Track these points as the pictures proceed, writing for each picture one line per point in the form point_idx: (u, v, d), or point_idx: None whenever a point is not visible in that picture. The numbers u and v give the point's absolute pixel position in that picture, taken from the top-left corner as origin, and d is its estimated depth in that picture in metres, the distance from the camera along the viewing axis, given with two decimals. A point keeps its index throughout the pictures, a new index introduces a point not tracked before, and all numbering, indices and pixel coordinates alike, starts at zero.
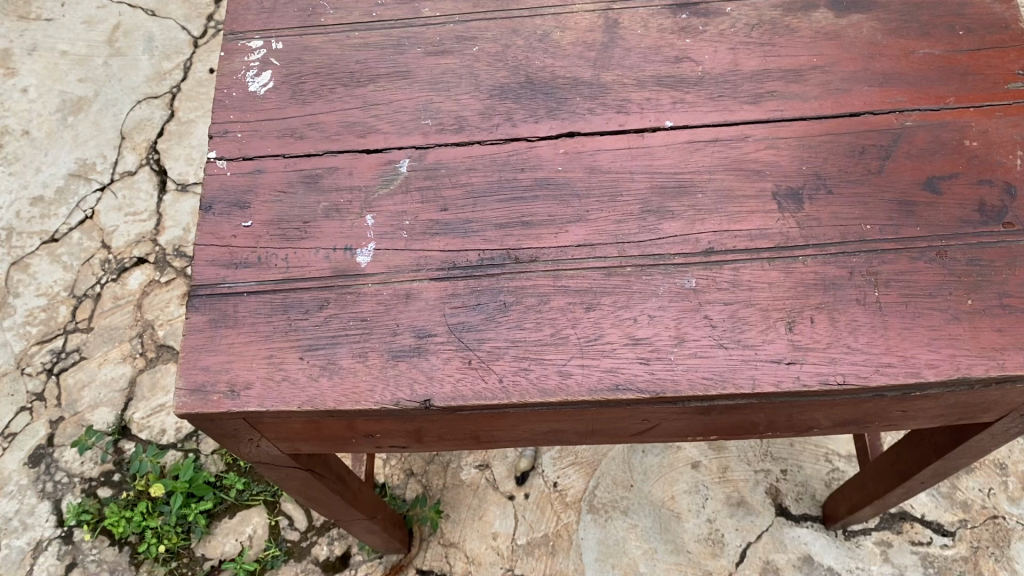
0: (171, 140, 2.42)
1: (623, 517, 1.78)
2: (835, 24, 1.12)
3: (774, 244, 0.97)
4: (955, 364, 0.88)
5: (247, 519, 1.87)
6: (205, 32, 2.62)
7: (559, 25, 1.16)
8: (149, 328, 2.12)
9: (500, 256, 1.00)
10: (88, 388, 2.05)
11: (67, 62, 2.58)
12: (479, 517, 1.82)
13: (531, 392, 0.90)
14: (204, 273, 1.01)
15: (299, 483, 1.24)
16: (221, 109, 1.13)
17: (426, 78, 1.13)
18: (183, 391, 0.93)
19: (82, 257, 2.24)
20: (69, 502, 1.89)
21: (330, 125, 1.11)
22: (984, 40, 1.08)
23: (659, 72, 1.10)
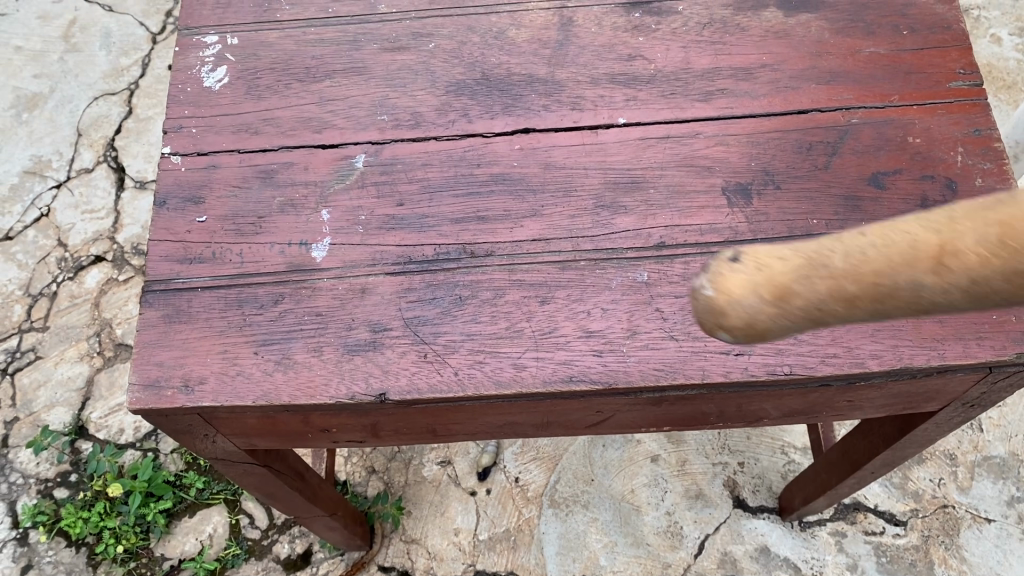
0: (129, 138, 2.40)
1: (583, 511, 1.80)
2: (785, 23, 1.14)
3: (725, 238, 0.99)
4: (897, 354, 0.90)
5: (207, 518, 1.85)
6: (164, 29, 2.59)
7: (514, 23, 1.17)
8: (107, 327, 2.10)
9: (456, 250, 1.01)
10: (44, 388, 2.02)
11: (22, 57, 2.54)
12: (441, 513, 1.83)
13: (486, 385, 0.91)
14: (158, 268, 1.01)
15: (258, 479, 1.24)
16: (175, 105, 1.13)
17: (382, 74, 1.14)
18: (137, 387, 0.92)
19: (38, 256, 2.21)
20: (24, 504, 1.87)
21: (286, 121, 1.11)
22: (928, 40, 1.11)
23: (612, 69, 1.12)
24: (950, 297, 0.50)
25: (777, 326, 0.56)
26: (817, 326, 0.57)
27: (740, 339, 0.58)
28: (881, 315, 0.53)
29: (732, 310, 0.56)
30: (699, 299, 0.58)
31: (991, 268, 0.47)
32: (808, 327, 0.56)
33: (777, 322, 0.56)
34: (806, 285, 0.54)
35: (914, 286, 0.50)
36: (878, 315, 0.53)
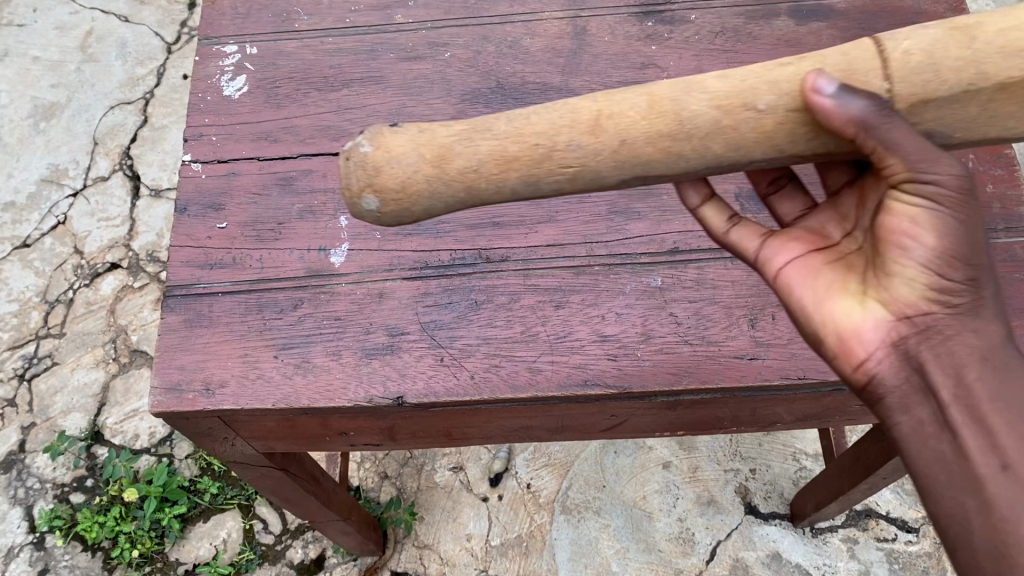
0: (145, 146, 2.42)
1: (595, 518, 1.80)
2: (797, 31, 1.15)
3: None
4: None
5: (222, 523, 1.87)
6: (179, 39, 2.62)
7: (529, 32, 1.19)
8: (123, 333, 2.12)
9: (472, 255, 1.02)
10: (60, 394, 2.04)
11: (40, 67, 2.57)
12: (453, 518, 1.84)
13: (502, 388, 0.92)
14: (179, 274, 1.03)
15: (275, 482, 1.26)
16: (196, 114, 1.15)
17: (398, 83, 1.15)
18: (159, 390, 0.94)
19: (55, 263, 2.24)
20: (41, 508, 1.89)
21: (304, 129, 1.12)
22: None
23: (626, 78, 1.13)
24: (597, 159, 0.70)
25: (429, 186, 0.73)
26: (453, 205, 0.75)
27: (392, 199, 0.74)
28: (518, 187, 0.72)
29: (388, 167, 0.73)
30: (355, 158, 0.74)
31: (635, 131, 0.69)
32: (454, 197, 0.74)
33: (429, 185, 0.73)
34: (464, 146, 0.72)
35: (567, 146, 0.70)
36: (526, 182, 0.72)
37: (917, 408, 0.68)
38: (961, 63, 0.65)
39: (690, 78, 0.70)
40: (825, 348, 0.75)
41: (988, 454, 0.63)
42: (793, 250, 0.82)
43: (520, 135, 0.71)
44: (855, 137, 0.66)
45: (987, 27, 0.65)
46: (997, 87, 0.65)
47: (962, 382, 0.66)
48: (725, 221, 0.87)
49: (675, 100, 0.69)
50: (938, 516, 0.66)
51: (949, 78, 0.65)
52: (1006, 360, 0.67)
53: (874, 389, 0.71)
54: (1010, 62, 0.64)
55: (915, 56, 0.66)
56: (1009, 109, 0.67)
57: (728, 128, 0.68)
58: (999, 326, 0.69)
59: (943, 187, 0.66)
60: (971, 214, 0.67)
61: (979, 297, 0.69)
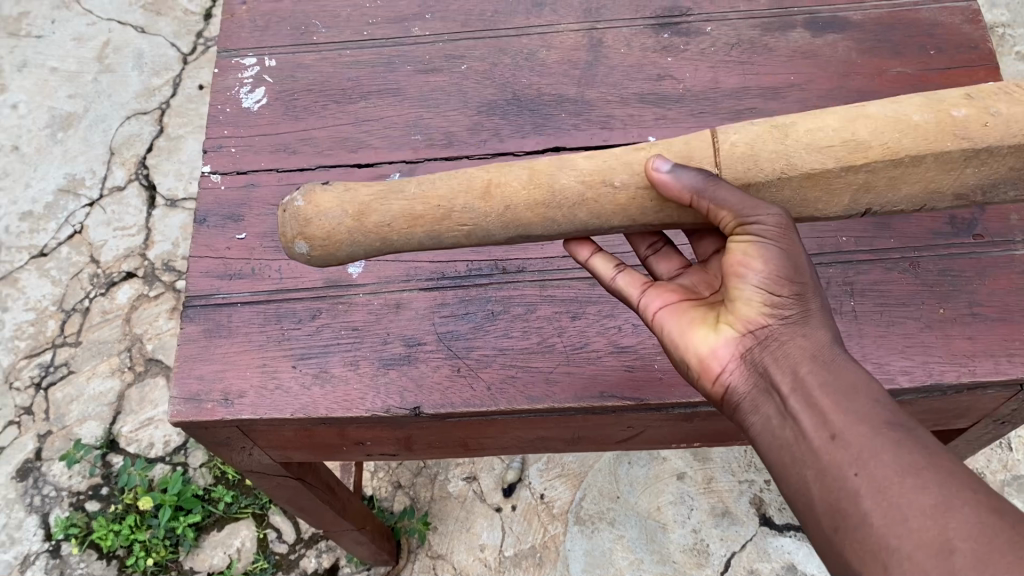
0: (161, 156, 2.44)
1: (609, 528, 1.80)
2: (812, 43, 1.15)
3: None
4: (927, 370, 0.91)
5: (236, 532, 1.87)
6: (195, 49, 2.64)
7: (545, 44, 1.19)
8: (138, 342, 2.13)
9: (488, 266, 1.02)
10: (77, 403, 2.05)
11: (57, 78, 2.59)
12: (467, 529, 1.84)
13: (519, 399, 0.93)
14: (198, 284, 1.04)
15: (291, 492, 1.26)
16: (215, 125, 1.16)
17: (415, 95, 1.16)
18: (178, 400, 0.95)
19: (71, 272, 2.25)
20: (57, 516, 1.90)
21: (322, 141, 1.13)
22: (954, 60, 1.12)
23: (642, 89, 1.14)
24: (489, 222, 0.84)
25: (350, 237, 0.84)
26: (372, 253, 0.86)
27: (319, 245, 0.85)
28: (425, 240, 0.85)
29: (317, 219, 0.84)
30: (290, 210, 0.86)
31: (521, 201, 0.83)
32: (370, 246, 0.85)
33: (353, 237, 0.84)
34: (381, 205, 0.84)
35: (465, 208, 0.83)
36: (430, 237, 0.84)
37: (765, 407, 0.76)
38: (774, 155, 0.81)
39: (565, 158, 0.85)
40: (692, 373, 0.84)
41: (820, 429, 0.70)
42: (666, 296, 0.88)
43: (430, 198, 0.83)
44: (693, 203, 0.79)
45: (797, 128, 0.80)
46: (803, 176, 0.81)
47: (796, 376, 0.74)
48: (613, 269, 0.91)
49: (552, 175, 0.83)
50: (791, 496, 0.72)
51: (766, 167, 0.81)
52: (836, 356, 0.75)
53: (734, 399, 0.80)
54: (814, 156, 0.80)
55: (739, 147, 0.82)
56: (816, 195, 0.82)
57: (591, 200, 0.82)
58: (830, 331, 0.78)
59: (765, 227, 0.78)
60: (791, 242, 0.79)
61: (811, 306, 0.78)
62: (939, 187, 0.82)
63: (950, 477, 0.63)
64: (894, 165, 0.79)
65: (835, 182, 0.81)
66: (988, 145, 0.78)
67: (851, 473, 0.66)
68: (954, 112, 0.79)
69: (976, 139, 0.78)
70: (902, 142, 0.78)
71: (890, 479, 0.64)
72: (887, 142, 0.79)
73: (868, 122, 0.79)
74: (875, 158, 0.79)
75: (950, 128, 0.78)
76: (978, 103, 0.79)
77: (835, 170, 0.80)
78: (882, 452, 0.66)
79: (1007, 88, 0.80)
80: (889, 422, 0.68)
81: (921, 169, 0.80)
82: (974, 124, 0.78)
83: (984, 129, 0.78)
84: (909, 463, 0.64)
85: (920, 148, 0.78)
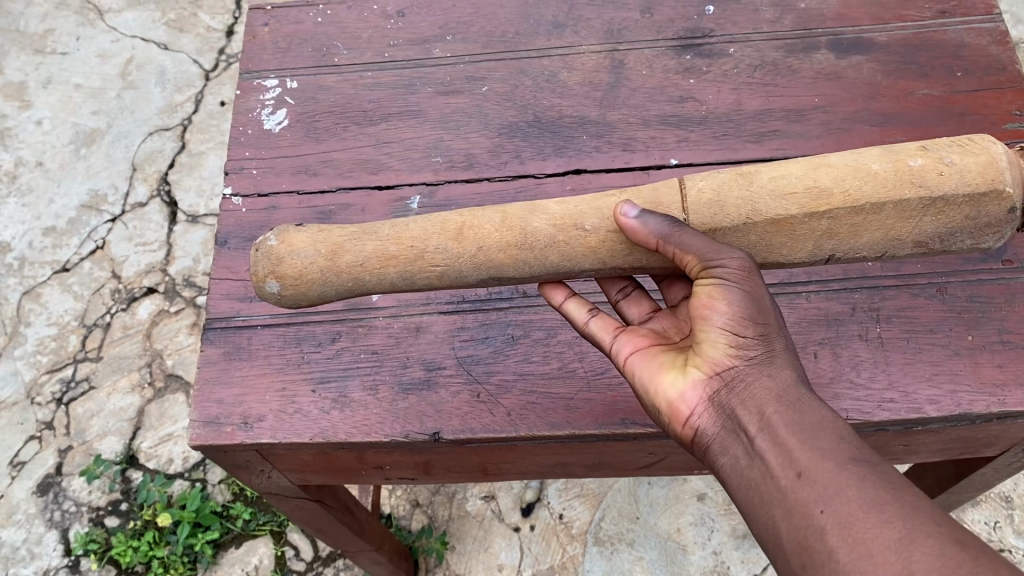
0: (182, 172, 2.46)
1: (628, 550, 1.78)
2: (836, 65, 1.14)
3: (780, 279, 1.00)
4: (955, 399, 0.89)
5: (253, 549, 1.87)
6: (217, 66, 2.66)
7: (566, 66, 1.19)
8: (158, 358, 2.14)
9: (509, 290, 1.02)
10: (97, 418, 2.05)
11: (81, 95, 2.61)
12: (485, 548, 1.83)
13: (539, 425, 0.92)
14: (219, 307, 1.04)
15: (308, 513, 1.26)
16: (237, 147, 1.17)
17: (436, 117, 1.16)
18: (197, 423, 0.94)
19: (93, 287, 2.26)
20: (77, 531, 1.90)
21: (343, 163, 1.13)
22: (982, 82, 1.11)
23: (664, 111, 1.13)
24: (461, 263, 0.83)
25: (322, 277, 0.84)
26: (343, 294, 0.86)
27: (290, 284, 0.84)
28: (395, 281, 0.84)
29: (289, 258, 0.84)
30: (263, 249, 0.85)
31: (493, 241, 0.83)
32: (343, 287, 0.85)
33: (324, 277, 0.84)
34: (354, 244, 0.84)
35: (436, 249, 0.83)
36: (402, 277, 0.84)
37: (732, 449, 0.75)
38: (739, 201, 0.83)
39: (536, 203, 0.85)
40: (662, 417, 0.82)
41: (787, 468, 0.69)
42: (638, 341, 0.87)
43: (402, 239, 0.83)
44: (659, 249, 0.79)
45: (762, 176, 0.83)
46: (769, 222, 0.83)
47: (762, 417, 0.73)
48: (586, 313, 0.89)
49: (524, 218, 0.83)
50: (763, 537, 0.71)
51: (732, 212, 0.83)
52: (802, 396, 0.74)
53: (703, 442, 0.78)
54: (779, 202, 0.82)
55: (707, 193, 0.84)
56: (782, 242, 0.84)
57: (562, 243, 0.82)
58: (796, 370, 0.77)
59: (729, 271, 0.78)
60: (756, 283, 0.78)
61: (776, 347, 0.77)
62: (902, 235, 0.83)
63: (915, 512, 0.61)
64: (854, 212, 0.81)
65: (800, 228, 0.83)
66: (945, 193, 0.80)
67: (817, 512, 0.65)
68: (911, 162, 0.81)
69: (932, 187, 0.80)
70: (862, 189, 0.80)
71: (855, 515, 0.63)
72: (848, 189, 0.81)
73: (830, 170, 0.82)
74: (837, 205, 0.81)
75: (906, 177, 0.80)
76: (933, 154, 0.81)
77: (798, 216, 0.82)
78: (848, 489, 0.65)
79: (961, 141, 0.83)
80: (853, 459, 0.67)
81: (882, 217, 0.81)
82: (930, 172, 0.80)
83: (940, 178, 0.80)
84: (873, 499, 0.63)
85: (880, 196, 0.80)
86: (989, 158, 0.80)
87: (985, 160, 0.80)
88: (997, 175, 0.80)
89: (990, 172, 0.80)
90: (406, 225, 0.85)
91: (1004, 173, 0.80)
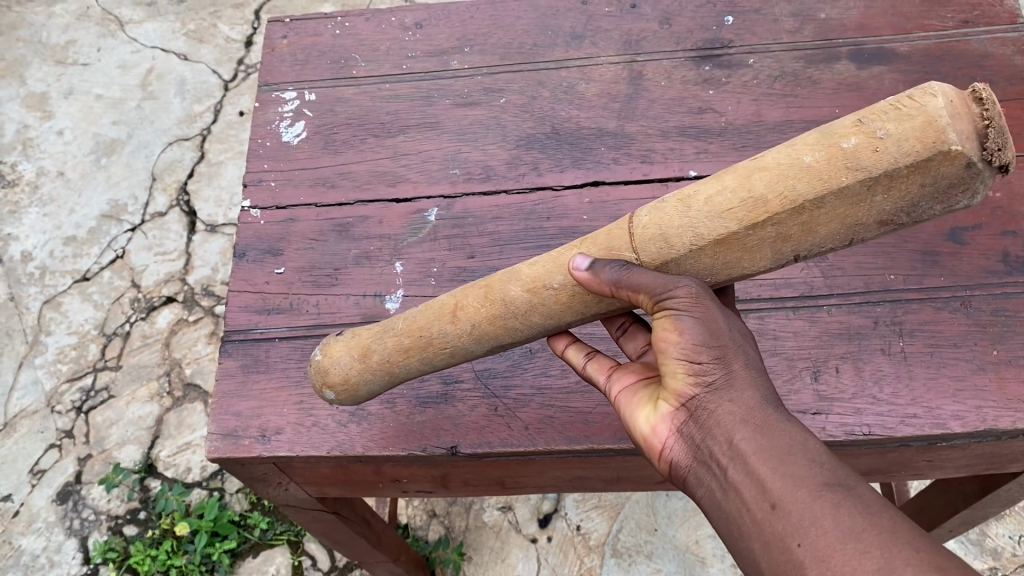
0: (202, 182, 2.48)
1: (646, 562, 1.77)
2: (857, 76, 1.13)
3: (800, 293, 0.99)
4: (980, 416, 0.88)
5: (271, 559, 1.87)
6: (236, 76, 2.69)
7: (585, 78, 1.18)
8: (177, 366, 2.15)
9: None
10: (116, 426, 2.06)
11: (102, 105, 2.63)
12: (502, 560, 1.82)
13: (557, 439, 0.91)
14: (237, 319, 1.04)
15: (325, 525, 1.25)
16: (255, 159, 1.17)
17: (454, 129, 1.16)
18: (215, 436, 0.94)
19: (113, 296, 2.27)
20: (95, 540, 1.90)
21: (361, 175, 1.13)
22: (1007, 92, 1.09)
23: (682, 123, 1.12)
24: (464, 339, 0.82)
25: (363, 378, 0.87)
26: (390, 383, 0.88)
27: (340, 391, 0.88)
28: (424, 366, 0.85)
29: (330, 368, 0.87)
30: (312, 364, 0.90)
31: (480, 316, 0.80)
32: (385, 379, 0.87)
33: (365, 375, 0.87)
34: (378, 342, 0.86)
35: (441, 334, 0.82)
36: (427, 363, 0.85)
37: (706, 481, 0.71)
38: (677, 229, 0.70)
39: (515, 265, 0.80)
40: (644, 449, 0.79)
41: (760, 501, 0.65)
42: (624, 376, 0.83)
43: (413, 329, 0.84)
44: (613, 296, 0.72)
45: (695, 198, 0.69)
46: (713, 243, 0.68)
47: (727, 450, 0.69)
48: (583, 358, 0.86)
49: (502, 285, 0.79)
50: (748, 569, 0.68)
51: (675, 242, 0.70)
52: (770, 417, 0.69)
53: (681, 474, 0.75)
54: (713, 221, 0.67)
55: (648, 227, 0.72)
56: (737, 256, 0.69)
57: (539, 305, 0.77)
58: (761, 386, 0.71)
59: (681, 300, 0.70)
60: (709, 302, 0.71)
61: (737, 366, 0.71)
62: (864, 221, 0.65)
63: (892, 539, 0.58)
64: (799, 214, 0.65)
65: (747, 241, 0.68)
66: (885, 171, 0.60)
67: (795, 545, 0.62)
68: (843, 143, 0.62)
69: (869, 168, 0.61)
70: (797, 188, 0.64)
71: (833, 547, 0.60)
72: (782, 191, 0.64)
73: (762, 173, 0.66)
74: (776, 211, 0.65)
75: (839, 162, 0.62)
76: (868, 126, 0.61)
77: (740, 232, 0.67)
78: (822, 518, 0.61)
79: (902, 97, 0.61)
80: (826, 484, 0.64)
81: (832, 209, 0.64)
82: (865, 152, 0.61)
83: (877, 155, 0.60)
84: (849, 527, 0.60)
85: (816, 191, 0.63)
86: (928, 116, 0.59)
87: (923, 120, 0.59)
88: (940, 135, 0.58)
89: (932, 133, 0.59)
90: (420, 311, 0.85)
91: (950, 128, 0.58)
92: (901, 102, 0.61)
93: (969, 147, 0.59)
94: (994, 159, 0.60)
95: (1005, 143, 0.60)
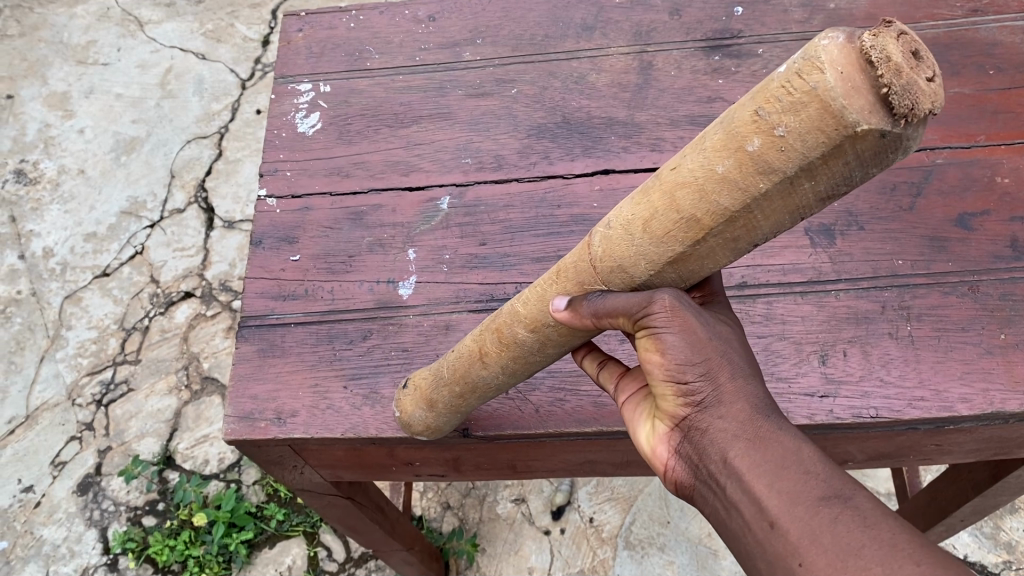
0: (219, 179, 2.51)
1: (659, 554, 1.78)
2: None
3: (808, 278, 1.00)
4: (987, 398, 0.88)
5: (287, 550, 1.89)
6: (253, 75, 2.73)
7: (595, 68, 1.20)
8: (195, 360, 2.18)
9: None
10: (136, 419, 2.09)
11: (121, 104, 2.67)
12: (516, 551, 1.83)
13: (567, 421, 0.92)
14: (253, 305, 1.06)
15: (341, 511, 1.27)
16: (271, 149, 1.19)
17: (466, 119, 1.18)
18: (232, 419, 0.96)
19: (132, 291, 2.30)
20: (115, 530, 1.93)
21: (375, 164, 1.15)
22: (1014, 80, 1.10)
23: (692, 112, 1.13)
24: (500, 376, 0.82)
25: (439, 423, 0.90)
26: (465, 414, 0.91)
27: (426, 435, 0.91)
28: (484, 398, 0.87)
29: (408, 422, 0.90)
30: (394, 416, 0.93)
31: (503, 357, 0.79)
32: (457, 415, 0.90)
33: (441, 418, 0.89)
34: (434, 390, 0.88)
35: (481, 377, 0.83)
36: (484, 397, 0.86)
37: (708, 501, 0.69)
38: (630, 259, 0.63)
39: (513, 302, 0.77)
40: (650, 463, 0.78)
41: (758, 520, 0.64)
42: (629, 385, 0.81)
43: (458, 376, 0.84)
44: (597, 327, 0.67)
45: (634, 225, 0.60)
46: (668, 262, 0.61)
47: (723, 469, 0.67)
48: (597, 367, 0.85)
49: (509, 327, 0.76)
50: None
51: (633, 269, 0.63)
52: (762, 428, 0.67)
53: (687, 492, 0.74)
54: (659, 246, 0.60)
55: (604, 259, 0.65)
56: (698, 265, 0.61)
57: (550, 340, 0.75)
58: (749, 395, 0.68)
59: (661, 317, 0.65)
60: (688, 312, 0.67)
61: (724, 379, 0.68)
62: (808, 204, 0.53)
63: (893, 554, 0.56)
64: (736, 221, 0.55)
65: (701, 253, 0.59)
66: (799, 167, 0.49)
67: (796, 565, 0.60)
68: (747, 145, 0.50)
69: (782, 168, 0.49)
70: (720, 201, 0.53)
71: (834, 565, 0.58)
72: (708, 207, 0.54)
73: (683, 188, 0.55)
74: (712, 226, 0.55)
75: (749, 169, 0.51)
76: (764, 121, 0.49)
77: (687, 250, 0.58)
78: (822, 535, 0.60)
79: (789, 70, 0.48)
80: (823, 498, 0.62)
81: (773, 208, 0.53)
82: (770, 153, 0.49)
83: (784, 155, 0.49)
84: (849, 544, 0.58)
85: (740, 202, 0.53)
86: (819, 101, 0.46)
87: (817, 107, 0.46)
88: (840, 121, 0.46)
89: (830, 120, 0.46)
90: (458, 352, 0.85)
91: (847, 110, 0.45)
92: (787, 83, 0.47)
93: (875, 122, 0.46)
94: (914, 118, 0.46)
95: (919, 97, 0.46)
